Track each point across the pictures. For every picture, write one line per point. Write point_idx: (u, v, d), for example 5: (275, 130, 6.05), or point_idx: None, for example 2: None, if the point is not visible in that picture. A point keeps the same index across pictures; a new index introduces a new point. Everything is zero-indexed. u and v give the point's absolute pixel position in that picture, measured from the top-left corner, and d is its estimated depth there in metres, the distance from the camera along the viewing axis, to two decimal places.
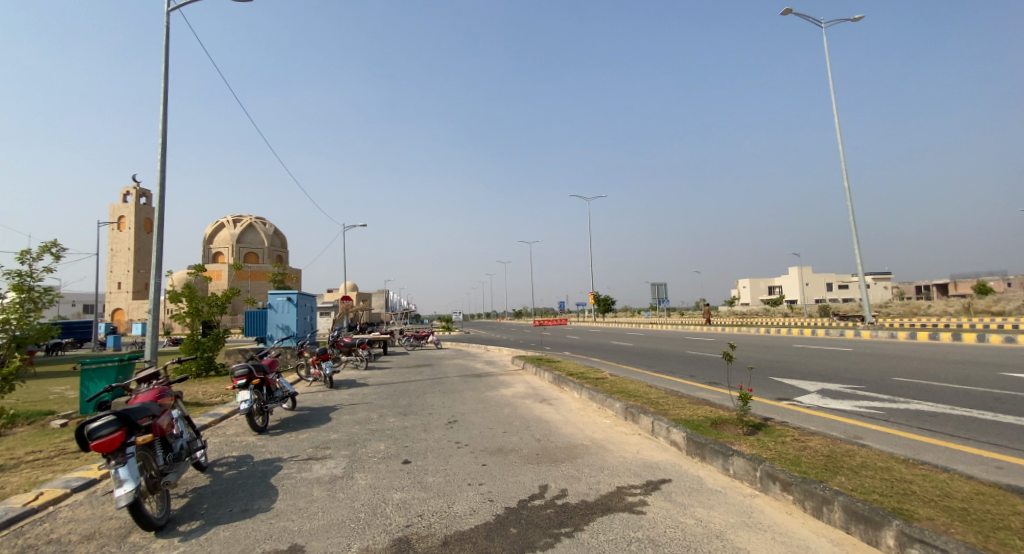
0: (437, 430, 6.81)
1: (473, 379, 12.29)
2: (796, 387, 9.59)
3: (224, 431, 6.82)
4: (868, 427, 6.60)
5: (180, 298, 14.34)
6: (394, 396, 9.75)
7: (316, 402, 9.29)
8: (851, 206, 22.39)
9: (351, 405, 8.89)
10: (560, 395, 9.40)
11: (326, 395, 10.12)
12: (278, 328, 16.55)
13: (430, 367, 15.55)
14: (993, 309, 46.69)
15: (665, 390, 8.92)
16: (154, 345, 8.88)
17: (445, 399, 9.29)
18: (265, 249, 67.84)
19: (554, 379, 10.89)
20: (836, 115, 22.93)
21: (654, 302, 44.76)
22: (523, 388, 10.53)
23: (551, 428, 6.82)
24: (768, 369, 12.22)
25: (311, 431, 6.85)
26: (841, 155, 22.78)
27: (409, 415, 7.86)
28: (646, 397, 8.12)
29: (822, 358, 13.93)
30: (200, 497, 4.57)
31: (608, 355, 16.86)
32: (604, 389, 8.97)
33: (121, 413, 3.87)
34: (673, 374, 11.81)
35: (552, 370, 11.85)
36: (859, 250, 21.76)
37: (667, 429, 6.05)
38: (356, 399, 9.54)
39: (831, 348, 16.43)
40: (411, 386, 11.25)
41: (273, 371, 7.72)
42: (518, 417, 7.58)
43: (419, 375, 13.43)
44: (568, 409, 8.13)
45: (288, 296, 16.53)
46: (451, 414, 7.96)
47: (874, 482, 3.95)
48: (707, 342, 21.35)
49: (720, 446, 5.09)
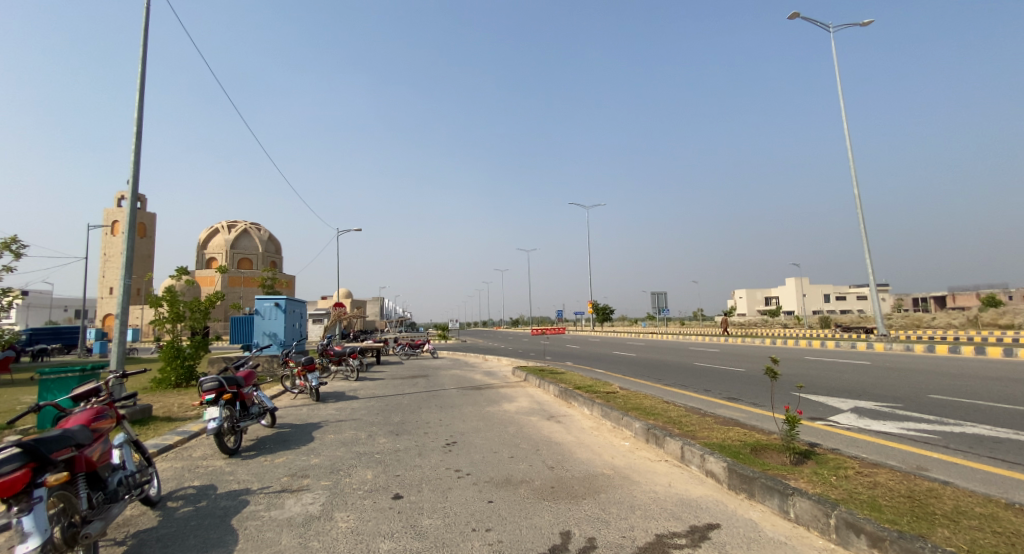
0: (434, 454, 5.94)
1: (471, 393, 11.42)
2: (826, 405, 8.77)
3: (189, 454, 5.93)
4: (927, 456, 5.77)
5: (160, 302, 13.38)
6: (386, 412, 8.88)
7: (300, 418, 8.40)
8: (861, 214, 21.72)
9: (338, 422, 8.00)
10: (569, 412, 8.55)
11: (312, 410, 9.22)
12: (265, 336, 15.66)
13: (426, 379, 14.67)
14: (998, 322, 46.11)
15: (686, 407, 8.08)
16: (121, 353, 7.97)
17: (442, 416, 8.42)
18: (260, 255, 66.78)
19: (560, 393, 10.05)
20: (847, 119, 22.25)
21: (653, 312, 43.88)
22: (528, 403, 9.69)
23: (565, 452, 5.96)
24: (790, 384, 11.39)
25: (289, 455, 5.95)
26: (852, 162, 22.10)
27: (402, 435, 7.00)
28: (666, 416, 7.30)
29: (842, 372, 13.11)
30: (139, 546, 3.63)
31: (613, 367, 16.01)
32: (618, 406, 8.14)
33: (31, 443, 2.96)
34: (688, 389, 10.99)
35: (557, 382, 11.00)
36: (871, 260, 21.03)
37: (702, 457, 5.22)
38: (344, 415, 8.67)
39: (847, 361, 15.64)
40: (405, 400, 10.35)
41: (249, 384, 6.83)
42: (525, 438, 6.73)
43: (414, 388, 12.56)
44: (580, 429, 7.28)
45: (276, 302, 15.62)
46: (450, 433, 7.10)
47: (989, 539, 3.14)
48: (714, 354, 20.54)
49: (775, 482, 4.25)
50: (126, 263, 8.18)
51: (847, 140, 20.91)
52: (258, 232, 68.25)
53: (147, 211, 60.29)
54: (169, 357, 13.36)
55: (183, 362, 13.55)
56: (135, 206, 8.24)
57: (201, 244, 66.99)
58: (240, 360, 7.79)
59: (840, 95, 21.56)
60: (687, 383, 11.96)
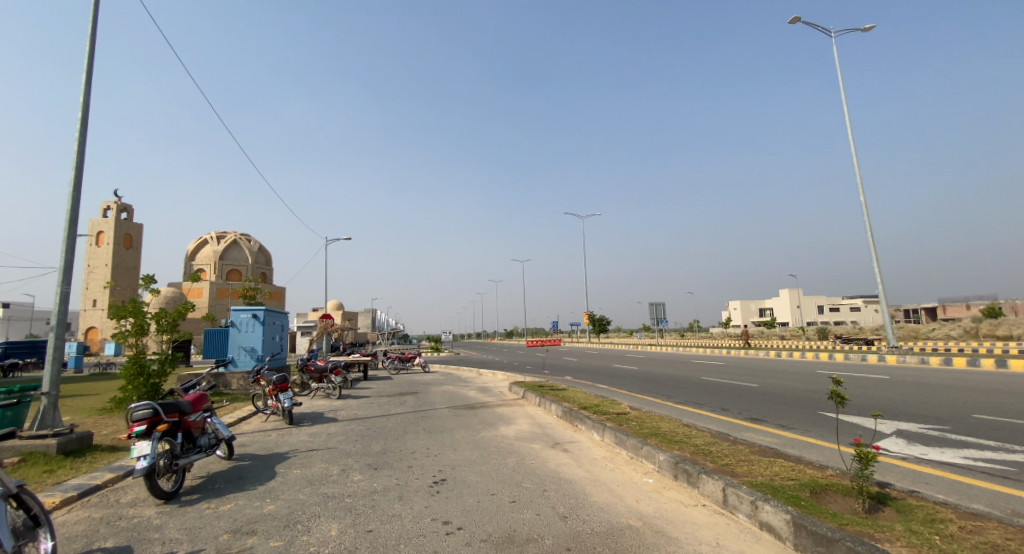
0: (418, 499, 4.84)
1: (464, 413, 10.30)
2: (863, 427, 7.77)
3: (116, 500, 4.79)
4: (1013, 494, 4.74)
5: (123, 314, 12.16)
6: (365, 438, 7.76)
7: (266, 447, 7.26)
8: (868, 223, 20.99)
9: (310, 452, 6.88)
10: (575, 438, 7.48)
11: (281, 436, 8.08)
12: (241, 350, 14.49)
13: (415, 396, 13.53)
14: (997, 333, 45.52)
15: (712, 433, 7.03)
16: (55, 373, 6.67)
17: (430, 444, 7.32)
18: (249, 266, 65.31)
19: (564, 413, 9.00)
20: (850, 125, 21.68)
21: (652, 323, 42.90)
22: (527, 426, 8.61)
23: (578, 495, 4.88)
24: (812, 403, 10.38)
25: (240, 500, 4.84)
26: (857, 169, 21.43)
27: (381, 471, 5.90)
28: (693, 445, 6.24)
29: (865, 388, 12.13)
30: None
31: (617, 382, 14.94)
32: (632, 431, 7.10)
33: None
34: (702, 408, 9.96)
35: (559, 401, 9.96)
36: (879, 269, 20.19)
37: (754, 504, 4.15)
38: (317, 443, 7.54)
39: (863, 376, 14.69)
40: (390, 424, 9.22)
41: (199, 410, 5.72)
42: (529, 475, 5.64)
43: (401, 407, 11.44)
44: (590, 461, 6.22)
45: (254, 312, 14.47)
46: (440, 467, 6.02)
47: None
48: (719, 367, 19.51)
49: (868, 546, 3.19)
50: (64, 269, 7.01)
51: (851, 145, 20.22)
52: (248, 244, 66.91)
53: (134, 222, 58.91)
54: (131, 374, 12.06)
55: (147, 380, 12.26)
56: (75, 204, 7.15)
57: (189, 255, 65.45)
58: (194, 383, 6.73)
59: (842, 100, 20.99)
60: (700, 401, 10.93)
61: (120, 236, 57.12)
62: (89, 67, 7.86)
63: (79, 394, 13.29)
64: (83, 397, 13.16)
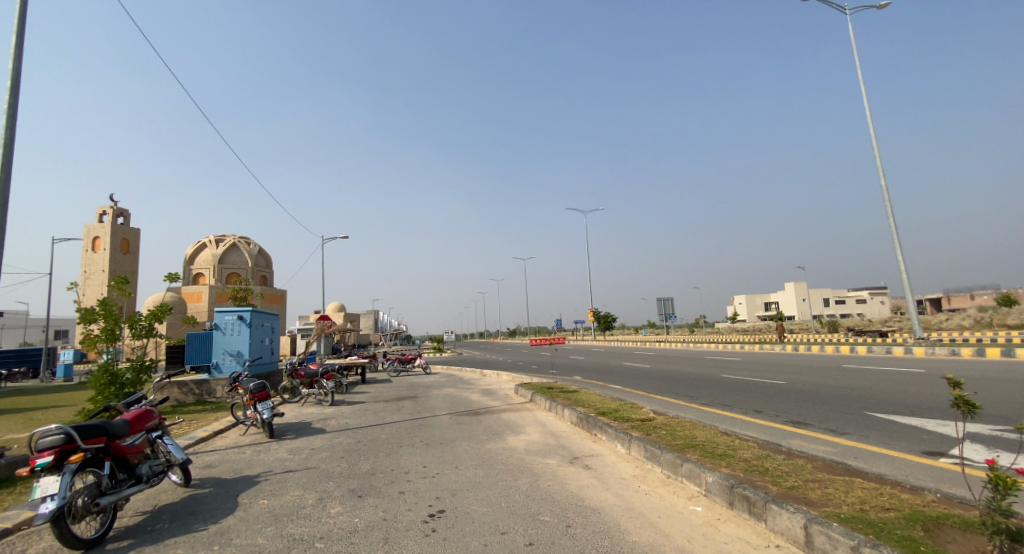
0: (407, 542, 3.79)
1: (467, 420, 9.26)
2: (929, 431, 6.68)
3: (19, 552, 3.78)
4: None
5: (93, 318, 11.12)
6: (352, 456, 6.70)
7: (234, 469, 6.21)
8: (889, 208, 19.95)
9: (284, 474, 5.83)
10: (596, 450, 6.44)
11: (257, 454, 7.02)
12: (226, 354, 13.47)
13: (414, 402, 12.48)
14: (1013, 322, 44.36)
15: (758, 443, 5.97)
16: None
17: (428, 461, 6.27)
18: (248, 269, 64.15)
19: (580, 420, 7.97)
20: (867, 108, 20.73)
21: (659, 319, 41.91)
22: (539, 436, 7.58)
23: (613, 536, 3.81)
24: (855, 402, 9.30)
25: (177, 547, 3.82)
26: (876, 152, 20.43)
27: (366, 501, 4.86)
28: (741, 460, 5.18)
29: (906, 383, 11.05)
30: None
31: (631, 382, 13.90)
32: (663, 442, 6.09)
33: None
34: (733, 411, 8.90)
35: (572, 406, 8.92)
36: (904, 257, 19.11)
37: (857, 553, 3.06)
38: (296, 462, 6.50)
39: (898, 369, 13.63)
40: (382, 435, 8.16)
41: (134, 434, 4.72)
42: (547, 504, 4.58)
43: (397, 415, 10.39)
44: (620, 483, 5.18)
45: (239, 314, 13.47)
46: (438, 494, 4.97)
47: None
48: (735, 363, 18.46)
49: None
50: None
51: (870, 127, 19.18)
52: (246, 247, 65.74)
53: (131, 227, 58.03)
54: (101, 384, 11.05)
55: (119, 390, 11.26)
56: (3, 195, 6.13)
57: (187, 259, 64.41)
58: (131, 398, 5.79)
59: (859, 81, 20.00)
60: (728, 402, 9.87)
61: (116, 241, 56.22)
62: (21, 44, 6.89)
63: (50, 407, 12.26)
64: (53, 409, 12.12)
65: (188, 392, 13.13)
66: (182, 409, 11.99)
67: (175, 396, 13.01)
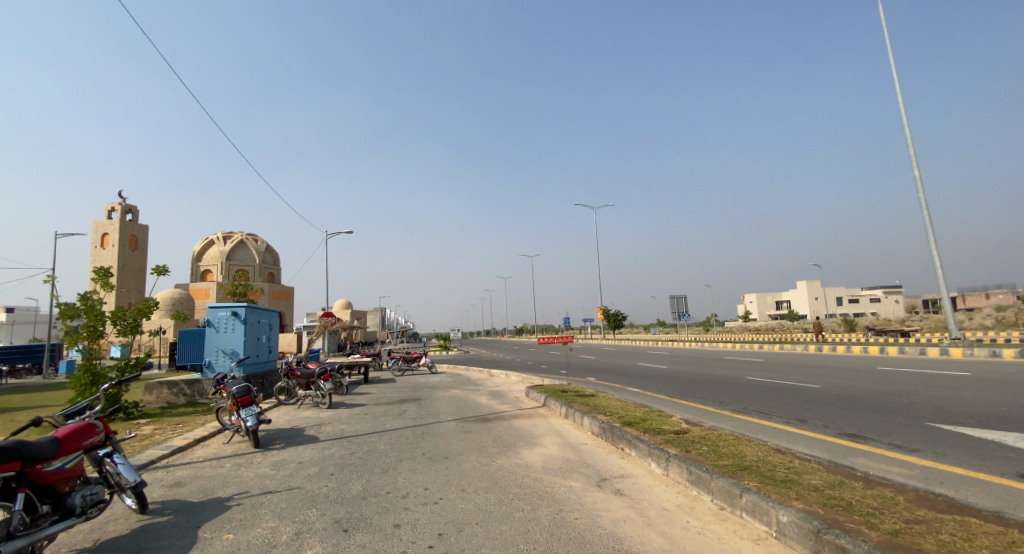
0: None
1: (475, 428, 8.35)
2: (1018, 450, 5.67)
3: None
4: None
5: (74, 314, 10.28)
6: (343, 473, 5.77)
7: (205, 488, 5.32)
8: (923, 201, 18.76)
9: (261, 497, 4.92)
10: (626, 470, 5.51)
11: (236, 468, 6.14)
12: (219, 353, 12.64)
13: (418, 405, 11.57)
14: None
15: (824, 465, 4.98)
16: None
17: (429, 482, 5.34)
18: (255, 266, 63.61)
19: (603, 432, 7.03)
20: (899, 95, 19.54)
21: (672, 317, 40.85)
22: (557, 449, 6.67)
23: None
24: (910, 411, 8.28)
25: None
26: (908, 141, 19.28)
27: (350, 538, 3.94)
28: (812, 490, 4.18)
29: (958, 389, 10.00)
30: None
31: (650, 385, 12.93)
32: (709, 462, 5.14)
33: None
34: (773, 421, 7.94)
35: (593, 414, 7.99)
36: (939, 252, 17.93)
37: None
38: (278, 480, 5.60)
39: (941, 372, 12.53)
40: (380, 446, 7.26)
41: (60, 457, 3.83)
42: (576, 547, 3.65)
43: (399, 421, 9.49)
44: (664, 517, 4.22)
45: (234, 310, 12.67)
46: (441, 529, 4.05)
47: None
48: (758, 364, 17.45)
49: None
50: None
51: (903, 115, 18.07)
52: (254, 244, 65.16)
53: (139, 224, 57.77)
54: (83, 385, 10.29)
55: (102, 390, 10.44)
56: None
57: (195, 256, 64.08)
58: (82, 402, 4.97)
59: (891, 66, 18.93)
60: (764, 410, 8.88)
61: (125, 237, 56.00)
62: None
63: (32, 408, 11.48)
64: (35, 411, 11.35)
65: (179, 393, 12.21)
66: (171, 411, 11.17)
67: (165, 398, 12.10)
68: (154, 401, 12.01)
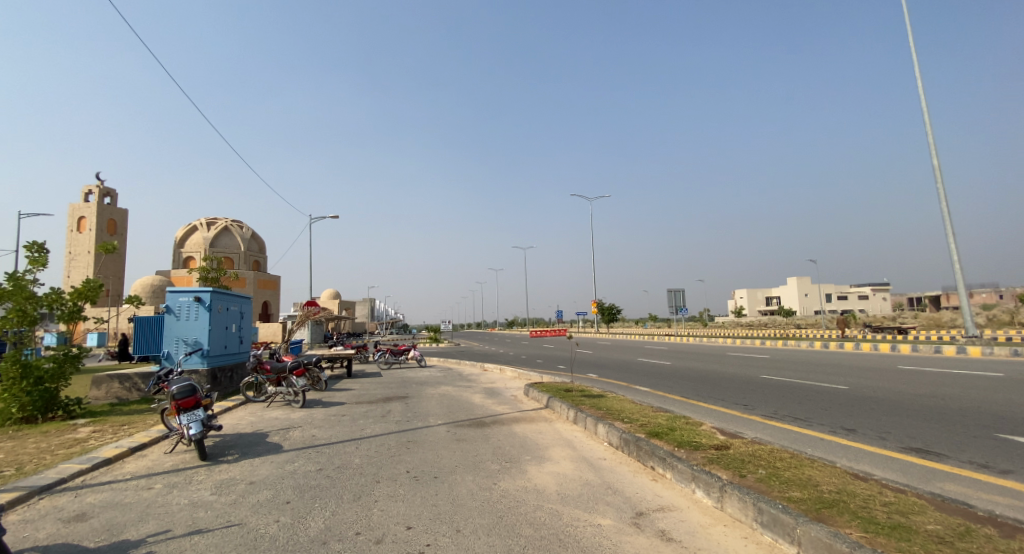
0: None
1: (469, 435, 7.10)
2: None
3: None
4: None
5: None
6: (300, 503, 4.45)
7: (115, 522, 3.99)
8: (941, 191, 17.75)
9: (182, 540, 3.62)
10: (665, 501, 4.28)
11: (168, 490, 4.83)
12: (178, 343, 11.19)
13: (404, 404, 10.30)
14: None
15: (934, 502, 3.81)
16: None
17: (412, 518, 4.04)
18: (240, 254, 61.57)
19: (625, 445, 5.81)
20: (920, 80, 18.52)
21: (669, 311, 39.86)
22: (570, 466, 5.45)
23: None
24: (970, 418, 7.18)
25: None
26: (928, 128, 18.30)
27: None
28: (943, 545, 3.05)
29: (1007, 392, 8.95)
30: None
31: (659, 383, 11.76)
32: (778, 494, 3.95)
33: None
34: (817, 429, 6.81)
35: (608, 421, 6.80)
36: (957, 246, 17.01)
37: None
38: (214, 510, 4.28)
39: (974, 372, 11.52)
40: (355, 459, 5.97)
41: None
42: None
43: (381, 424, 8.20)
44: None
45: (197, 295, 11.23)
46: None
47: None
48: (769, 360, 16.46)
49: None
50: None
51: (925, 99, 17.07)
52: (239, 230, 63.01)
53: (118, 208, 55.53)
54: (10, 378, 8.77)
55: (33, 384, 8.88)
56: None
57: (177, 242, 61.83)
58: None
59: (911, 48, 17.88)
60: (800, 416, 7.72)
61: (103, 222, 53.71)
62: None
63: None
64: None
65: (132, 388, 10.82)
66: (119, 409, 9.76)
67: (115, 393, 10.70)
68: (102, 398, 10.55)
